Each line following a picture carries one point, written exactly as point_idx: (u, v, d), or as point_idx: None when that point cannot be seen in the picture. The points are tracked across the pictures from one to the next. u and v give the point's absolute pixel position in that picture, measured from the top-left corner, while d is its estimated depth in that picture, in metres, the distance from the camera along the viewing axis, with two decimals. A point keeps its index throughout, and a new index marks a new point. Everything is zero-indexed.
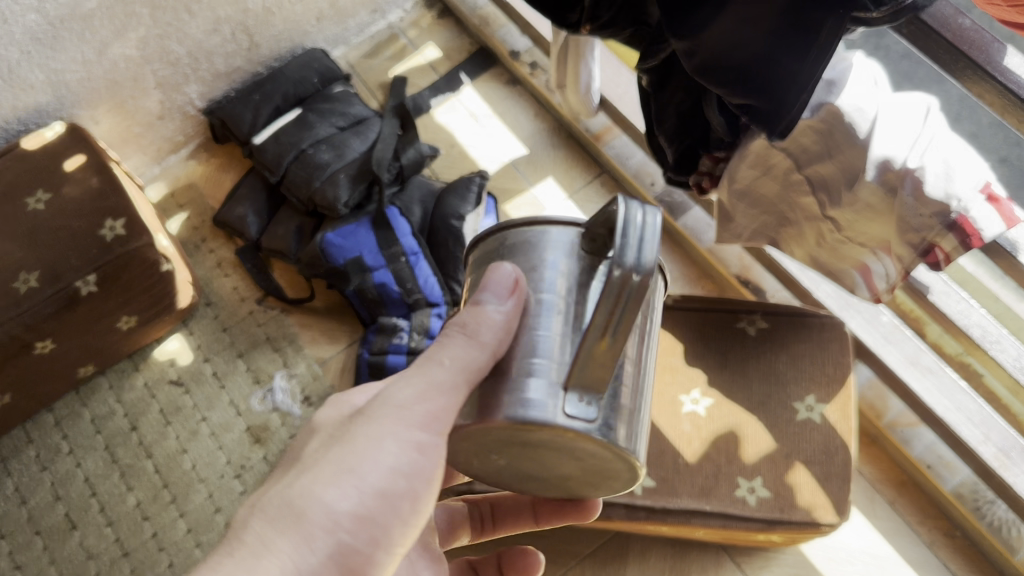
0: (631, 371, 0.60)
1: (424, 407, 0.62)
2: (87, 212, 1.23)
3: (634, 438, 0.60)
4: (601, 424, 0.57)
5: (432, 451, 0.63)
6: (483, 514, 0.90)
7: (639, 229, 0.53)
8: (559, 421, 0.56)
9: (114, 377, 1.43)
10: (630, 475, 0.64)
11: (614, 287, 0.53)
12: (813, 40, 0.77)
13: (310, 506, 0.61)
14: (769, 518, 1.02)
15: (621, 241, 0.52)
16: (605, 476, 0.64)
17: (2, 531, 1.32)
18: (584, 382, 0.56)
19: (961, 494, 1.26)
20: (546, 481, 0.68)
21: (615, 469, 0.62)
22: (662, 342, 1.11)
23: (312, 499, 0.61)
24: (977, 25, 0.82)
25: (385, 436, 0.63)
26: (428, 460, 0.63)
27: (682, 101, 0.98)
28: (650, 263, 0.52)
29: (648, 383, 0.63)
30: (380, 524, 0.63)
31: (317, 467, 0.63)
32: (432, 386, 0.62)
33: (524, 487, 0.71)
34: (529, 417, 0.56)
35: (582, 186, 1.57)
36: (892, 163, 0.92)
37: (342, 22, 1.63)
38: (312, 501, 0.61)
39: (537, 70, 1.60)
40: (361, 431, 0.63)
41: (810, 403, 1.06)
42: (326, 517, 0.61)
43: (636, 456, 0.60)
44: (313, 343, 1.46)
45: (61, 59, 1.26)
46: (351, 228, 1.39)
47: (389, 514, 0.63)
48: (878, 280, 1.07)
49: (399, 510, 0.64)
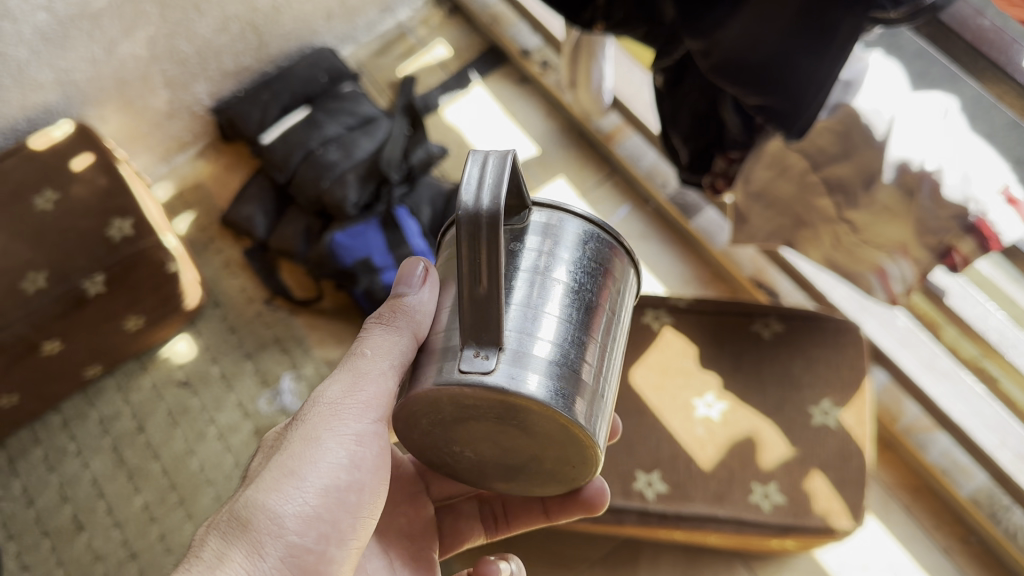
0: (596, 349, 0.62)
1: (357, 400, 0.66)
2: (94, 212, 1.22)
3: (594, 419, 0.61)
4: (508, 377, 0.58)
5: (371, 441, 0.67)
6: (494, 510, 0.88)
7: (490, 170, 0.55)
8: (455, 376, 0.58)
9: (122, 378, 1.42)
10: (581, 444, 0.63)
11: (470, 232, 0.54)
12: (831, 41, 0.75)
13: (257, 514, 0.63)
14: (783, 524, 1.00)
15: (465, 184, 0.55)
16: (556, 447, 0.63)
17: (9, 532, 1.32)
18: (480, 335, 0.58)
19: (977, 499, 1.24)
20: (514, 463, 0.68)
21: (556, 435, 0.62)
22: (675, 346, 1.10)
23: (257, 508, 0.63)
24: (997, 25, 0.80)
25: (330, 438, 0.66)
26: (368, 449, 0.67)
27: (697, 100, 0.96)
28: (489, 202, 0.54)
29: (594, 351, 0.62)
30: (331, 521, 0.65)
31: (259, 478, 0.65)
32: (362, 379, 0.66)
33: (506, 478, 0.72)
34: (488, 384, 0.57)
35: (593, 187, 1.56)
36: (909, 165, 0.91)
37: (351, 21, 1.61)
38: (258, 510, 0.63)
39: (547, 69, 1.59)
40: (300, 436, 0.66)
41: (825, 407, 1.04)
42: (274, 522, 0.62)
43: (570, 416, 0.59)
44: (321, 345, 1.45)
45: (70, 58, 1.25)
46: (359, 229, 1.37)
47: (340, 511, 0.65)
48: (895, 284, 1.04)
49: (349, 505, 0.66)
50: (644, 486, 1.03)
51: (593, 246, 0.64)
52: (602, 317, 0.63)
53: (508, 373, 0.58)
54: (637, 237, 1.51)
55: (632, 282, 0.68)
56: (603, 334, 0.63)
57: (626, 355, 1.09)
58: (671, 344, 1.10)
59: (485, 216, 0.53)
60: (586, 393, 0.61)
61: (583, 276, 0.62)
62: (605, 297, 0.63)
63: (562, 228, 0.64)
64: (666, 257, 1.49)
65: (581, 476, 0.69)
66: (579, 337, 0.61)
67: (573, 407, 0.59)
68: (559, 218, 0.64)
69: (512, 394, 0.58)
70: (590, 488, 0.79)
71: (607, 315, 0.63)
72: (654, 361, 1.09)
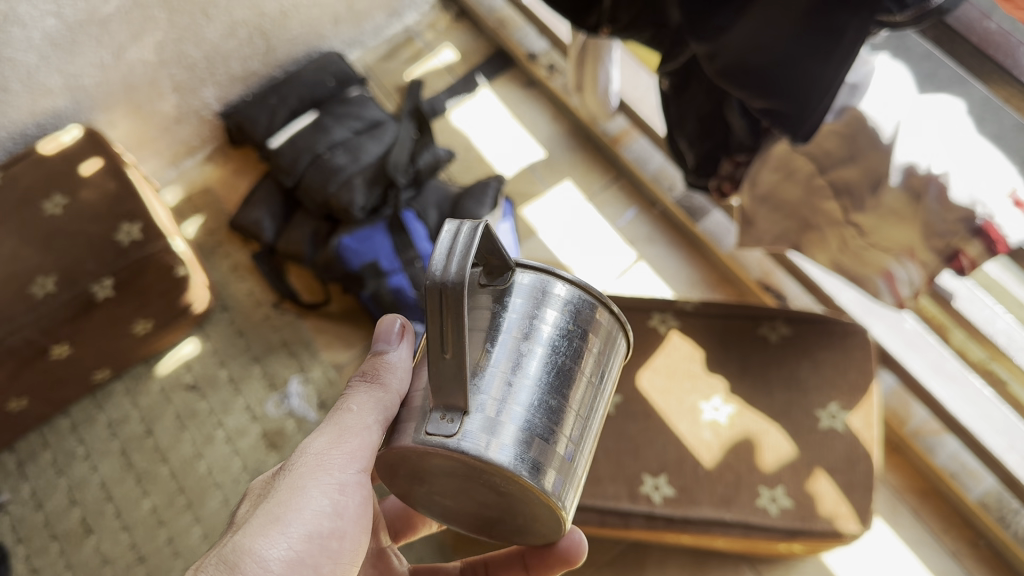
0: (572, 414, 0.60)
1: (342, 452, 0.65)
2: (103, 217, 1.22)
3: (565, 488, 0.60)
4: (474, 443, 0.57)
5: (354, 490, 0.66)
6: (477, 570, 0.85)
7: (458, 242, 0.55)
8: (421, 437, 0.58)
9: (130, 382, 1.43)
10: (552, 513, 0.61)
11: (432, 300, 0.54)
12: (839, 42, 0.75)
13: (242, 559, 0.62)
14: (791, 528, 1.00)
15: (435, 254, 0.55)
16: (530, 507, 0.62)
17: (18, 535, 1.32)
18: (446, 399, 0.57)
19: (987, 502, 1.24)
20: (494, 517, 0.68)
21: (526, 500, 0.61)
22: (683, 350, 1.10)
23: (243, 553, 0.62)
24: (1004, 28, 0.79)
25: (314, 485, 0.65)
26: (350, 499, 0.66)
27: (704, 104, 0.96)
28: (456, 270, 0.53)
29: (570, 419, 0.60)
30: (312, 567, 0.64)
31: (246, 523, 0.64)
32: (346, 433, 0.65)
33: (489, 526, 0.71)
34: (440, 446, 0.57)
35: (599, 191, 1.56)
36: (915, 168, 0.91)
37: (358, 26, 1.62)
38: (243, 555, 0.62)
39: (554, 72, 1.59)
40: (287, 484, 0.65)
41: (833, 411, 1.04)
42: (257, 567, 0.62)
43: (537, 487, 0.58)
44: (328, 348, 1.46)
45: (79, 64, 1.26)
46: (367, 232, 1.38)
47: (321, 557, 0.64)
48: (902, 287, 1.04)
49: (331, 551, 0.65)
50: (651, 489, 1.03)
51: (575, 312, 0.62)
52: (581, 384, 0.61)
53: (474, 439, 0.57)
54: (643, 240, 1.51)
55: (622, 346, 0.66)
56: (580, 402, 0.61)
57: (633, 358, 1.10)
58: (677, 347, 1.10)
59: (450, 286, 0.53)
60: (558, 462, 0.59)
61: (564, 342, 0.61)
62: (585, 363, 0.62)
63: (545, 290, 0.62)
64: (673, 261, 1.49)
65: (557, 535, 0.67)
66: (552, 405, 0.59)
67: (541, 477, 0.58)
68: (544, 282, 0.62)
69: (478, 459, 0.57)
70: (566, 540, 0.75)
71: (586, 381, 0.62)
72: (661, 364, 1.09)
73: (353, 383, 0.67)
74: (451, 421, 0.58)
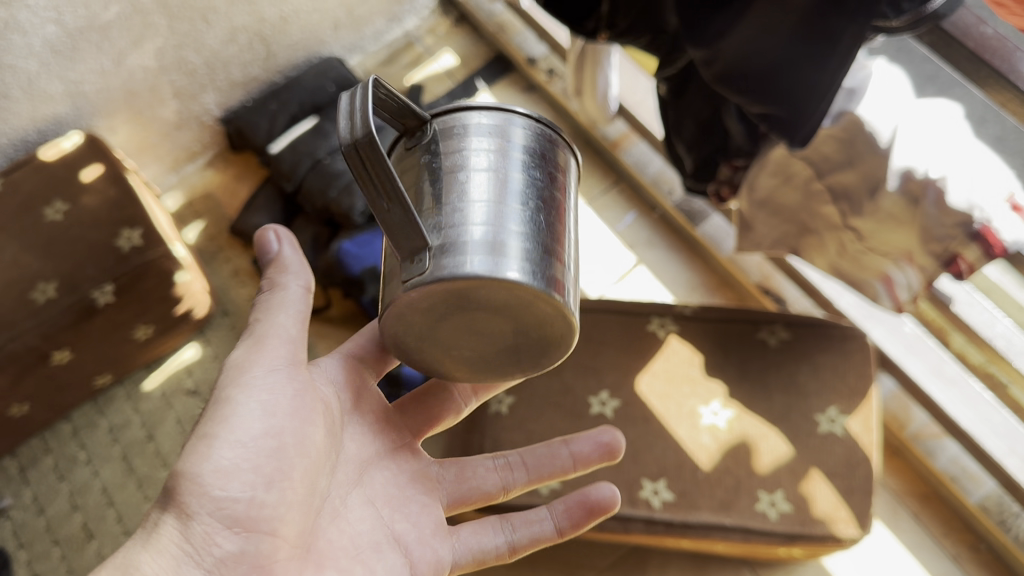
0: (545, 179, 0.63)
1: (261, 355, 0.66)
2: (104, 224, 1.23)
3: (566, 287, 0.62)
4: (481, 264, 0.57)
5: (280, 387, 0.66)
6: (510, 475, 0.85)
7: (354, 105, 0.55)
8: (431, 271, 0.57)
9: (132, 386, 1.43)
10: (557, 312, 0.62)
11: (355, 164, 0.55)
12: (836, 46, 0.75)
13: (179, 483, 0.60)
14: (791, 533, 1.00)
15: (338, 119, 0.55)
16: (539, 325, 0.63)
17: (20, 540, 1.33)
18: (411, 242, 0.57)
19: (986, 506, 1.23)
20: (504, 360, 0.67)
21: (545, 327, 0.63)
22: (682, 354, 1.10)
23: (178, 476, 0.60)
24: (1001, 33, 0.80)
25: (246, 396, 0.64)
26: (279, 395, 0.66)
27: (702, 109, 0.96)
28: (363, 127, 0.54)
29: (561, 224, 0.63)
30: (262, 470, 0.63)
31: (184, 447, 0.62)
32: (261, 340, 0.67)
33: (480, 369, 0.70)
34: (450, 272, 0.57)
35: (599, 195, 1.56)
36: (913, 173, 0.91)
37: (358, 31, 1.62)
38: (179, 477, 0.60)
39: (553, 76, 1.59)
40: (215, 399, 0.64)
41: (832, 415, 1.04)
42: (195, 485, 0.60)
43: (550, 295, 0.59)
44: (328, 352, 1.46)
45: (80, 71, 1.27)
46: (367, 238, 1.37)
47: (268, 460, 0.63)
48: (901, 291, 1.04)
49: (274, 453, 0.64)
50: (650, 494, 1.03)
51: (536, 145, 0.64)
52: (561, 210, 0.63)
53: (477, 261, 0.57)
54: (643, 244, 1.51)
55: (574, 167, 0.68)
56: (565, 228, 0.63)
57: (632, 363, 1.10)
58: (676, 352, 1.10)
59: (362, 139, 0.54)
60: (560, 269, 0.61)
61: (536, 168, 0.62)
62: (559, 186, 0.64)
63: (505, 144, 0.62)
64: (673, 265, 1.50)
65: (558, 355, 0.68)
66: (539, 220, 0.61)
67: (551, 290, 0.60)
68: (502, 122, 0.63)
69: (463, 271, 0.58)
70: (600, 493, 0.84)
71: (561, 200, 0.64)
72: (660, 369, 1.09)
73: (254, 297, 0.70)
74: (434, 270, 0.58)
